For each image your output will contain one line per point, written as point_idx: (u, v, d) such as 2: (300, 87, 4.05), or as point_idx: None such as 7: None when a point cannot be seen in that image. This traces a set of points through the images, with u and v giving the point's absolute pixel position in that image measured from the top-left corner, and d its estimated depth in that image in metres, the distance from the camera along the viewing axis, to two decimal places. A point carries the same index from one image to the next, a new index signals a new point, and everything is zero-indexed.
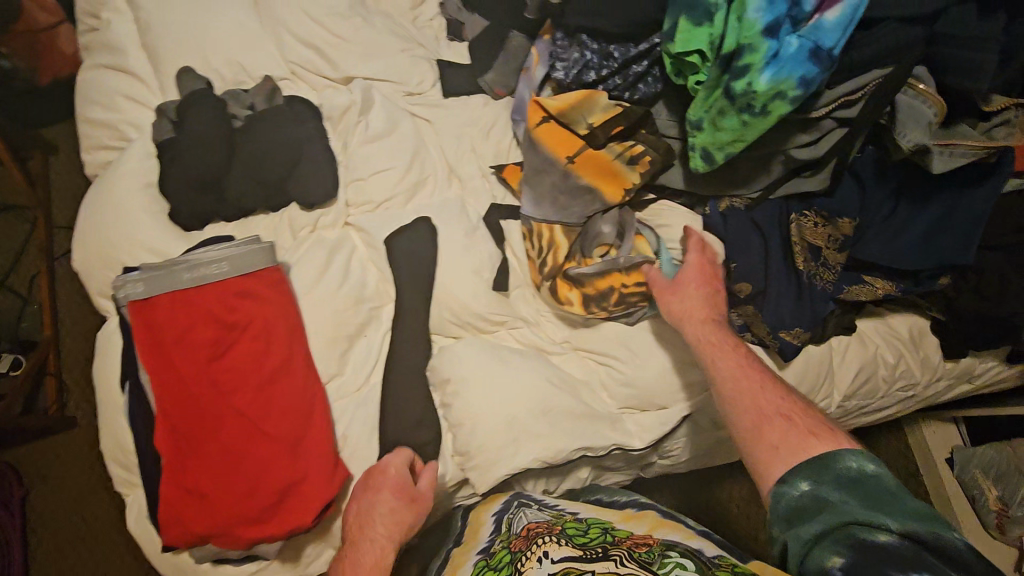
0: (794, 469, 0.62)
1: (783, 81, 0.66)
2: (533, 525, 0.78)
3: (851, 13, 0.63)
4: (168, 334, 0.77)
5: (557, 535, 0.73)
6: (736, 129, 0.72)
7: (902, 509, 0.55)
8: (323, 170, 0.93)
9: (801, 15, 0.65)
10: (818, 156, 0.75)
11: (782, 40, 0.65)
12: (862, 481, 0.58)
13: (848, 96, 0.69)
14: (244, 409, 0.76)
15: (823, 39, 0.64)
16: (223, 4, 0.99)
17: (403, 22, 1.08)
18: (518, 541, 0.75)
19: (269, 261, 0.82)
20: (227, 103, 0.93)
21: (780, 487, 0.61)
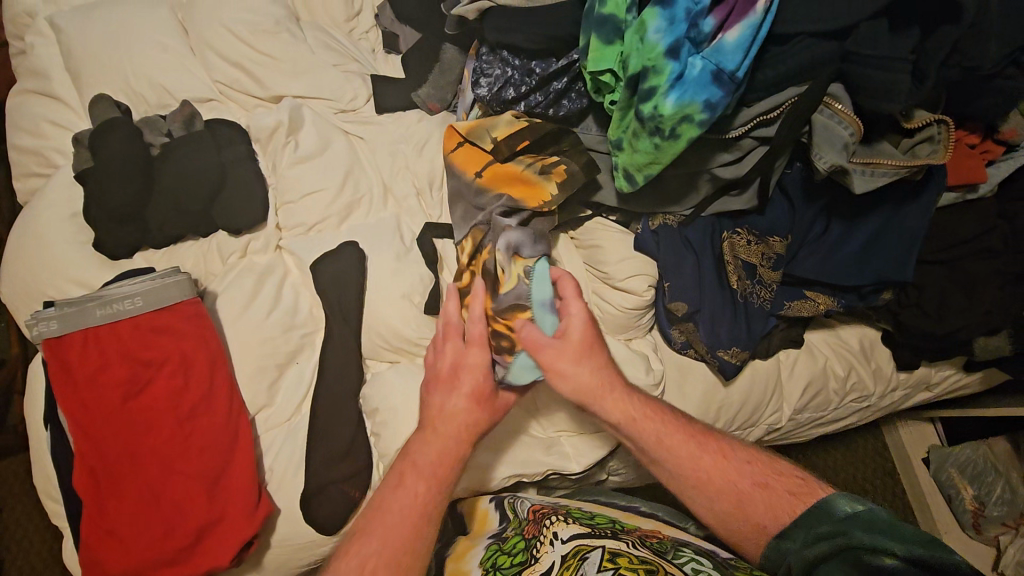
0: (795, 521, 0.64)
1: (688, 105, 0.61)
2: (539, 508, 0.79)
3: (753, 33, 0.59)
4: (82, 377, 0.77)
5: (565, 516, 0.75)
6: (650, 154, 0.67)
7: (899, 533, 0.56)
8: (247, 196, 0.92)
9: (702, 35, 0.60)
10: (740, 175, 0.73)
11: (685, 62, 0.60)
12: (860, 520, 0.60)
13: (764, 116, 0.66)
14: (160, 449, 0.76)
15: (726, 62, 0.59)
16: (147, 27, 0.98)
17: (336, 34, 1.05)
18: (529, 526, 0.76)
19: (187, 294, 0.81)
20: (142, 131, 0.91)
21: (781, 541, 0.64)
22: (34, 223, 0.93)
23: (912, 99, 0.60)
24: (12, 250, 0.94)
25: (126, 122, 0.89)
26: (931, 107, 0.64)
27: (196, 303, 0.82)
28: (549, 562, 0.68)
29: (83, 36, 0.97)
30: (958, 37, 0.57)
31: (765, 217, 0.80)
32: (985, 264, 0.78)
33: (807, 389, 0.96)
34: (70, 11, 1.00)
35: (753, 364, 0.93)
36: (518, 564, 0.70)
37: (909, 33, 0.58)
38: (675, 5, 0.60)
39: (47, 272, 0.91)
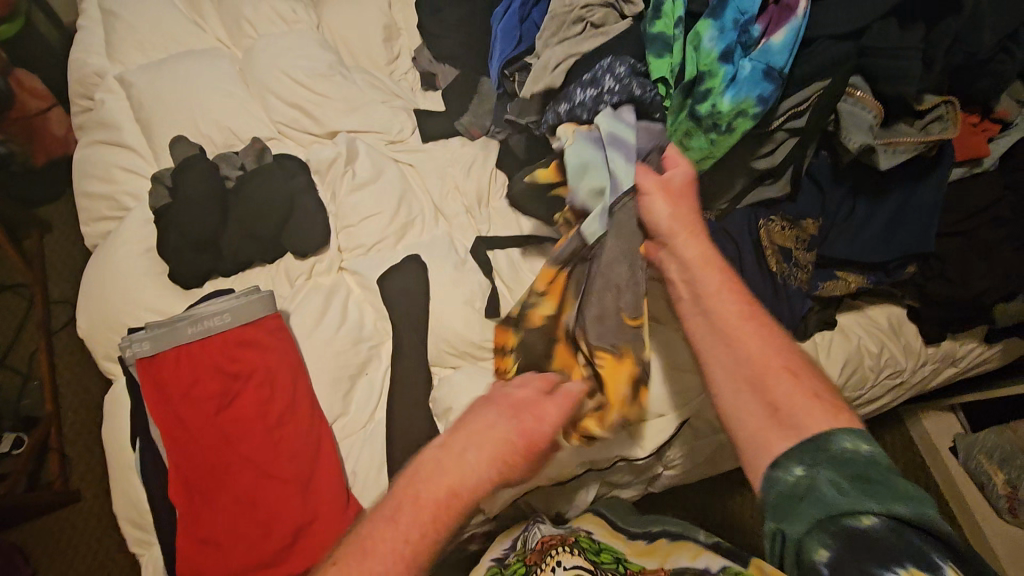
0: (792, 450, 0.53)
1: (743, 100, 0.70)
2: (546, 538, 0.81)
3: (793, 36, 0.71)
4: (175, 392, 0.81)
5: (569, 545, 0.78)
6: (704, 148, 0.75)
7: (890, 490, 0.49)
8: (313, 220, 0.98)
9: (751, 40, 0.72)
10: (775, 165, 0.82)
11: (737, 65, 0.71)
12: (858, 465, 0.50)
13: (795, 108, 0.75)
14: (252, 454, 0.79)
15: (774, 60, 0.70)
16: (211, 78, 1.08)
17: (380, 76, 1.16)
18: (532, 554, 0.79)
19: (269, 309, 0.87)
20: (217, 166, 0.99)
21: (773, 473, 0.53)
22: (108, 260, 0.99)
23: (925, 82, 0.70)
24: (86, 287, 0.99)
25: (203, 159, 0.97)
26: (935, 91, 0.74)
27: (276, 317, 0.87)
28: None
29: (153, 88, 1.06)
30: (958, 26, 0.68)
31: (796, 205, 0.88)
32: (997, 231, 0.86)
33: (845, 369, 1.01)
34: (138, 69, 1.09)
35: None
36: None
37: (914, 28, 0.70)
38: (723, 18, 0.71)
39: (123, 304, 0.96)
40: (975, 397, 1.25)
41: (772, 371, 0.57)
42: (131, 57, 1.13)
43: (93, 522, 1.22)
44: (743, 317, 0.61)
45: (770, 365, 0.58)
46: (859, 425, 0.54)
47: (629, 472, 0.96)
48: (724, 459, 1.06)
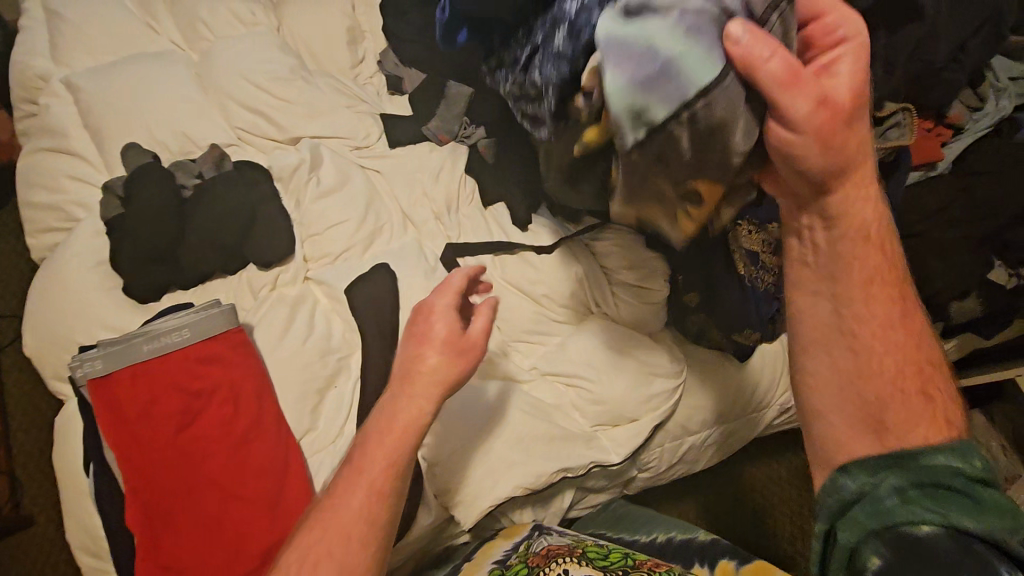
0: (862, 458, 0.56)
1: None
2: (554, 546, 0.80)
3: None
4: (132, 413, 0.77)
5: (578, 556, 0.76)
6: None
7: (971, 504, 0.49)
8: (277, 229, 0.95)
9: None
10: None
11: None
12: (948, 481, 0.51)
13: None
14: (215, 474, 0.76)
15: None
16: (166, 82, 1.03)
17: (345, 80, 1.13)
18: (535, 558, 0.78)
19: (231, 323, 0.83)
20: (174, 174, 0.95)
21: (867, 488, 0.54)
22: (56, 274, 0.94)
23: (885, 88, 0.72)
24: (34, 303, 0.94)
25: (158, 167, 0.94)
26: (894, 97, 0.76)
27: (239, 331, 0.84)
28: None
29: (103, 92, 1.01)
30: (919, 34, 0.69)
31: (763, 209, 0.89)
32: (954, 232, 0.89)
33: None
34: (85, 72, 1.04)
35: (761, 348, 1.00)
36: None
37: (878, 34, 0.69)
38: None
39: (73, 320, 0.91)
40: None
41: (881, 391, 0.57)
42: (77, 59, 1.07)
43: (49, 548, 1.16)
44: (878, 283, 0.60)
45: (885, 387, 0.57)
46: (963, 441, 0.54)
47: (603, 477, 0.97)
48: (699, 461, 1.07)
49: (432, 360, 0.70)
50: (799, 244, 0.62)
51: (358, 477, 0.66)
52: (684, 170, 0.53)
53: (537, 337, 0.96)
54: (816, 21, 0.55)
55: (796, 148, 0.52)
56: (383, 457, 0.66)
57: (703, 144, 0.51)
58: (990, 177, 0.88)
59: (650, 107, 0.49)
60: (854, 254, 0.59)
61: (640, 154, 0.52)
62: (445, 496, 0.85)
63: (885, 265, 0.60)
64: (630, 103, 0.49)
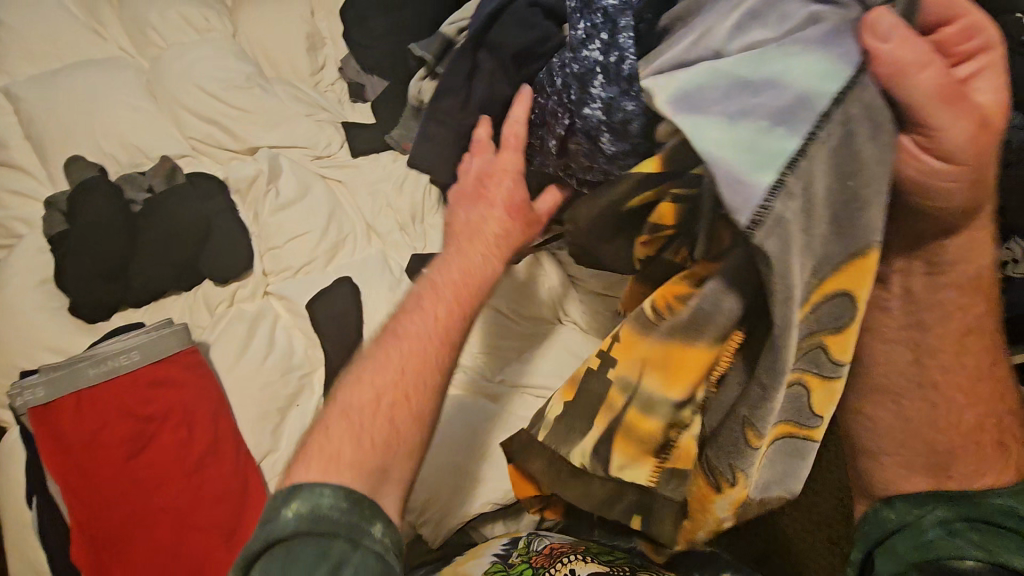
0: (908, 493, 0.52)
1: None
2: (556, 543, 0.71)
3: None
4: (77, 442, 0.73)
5: (582, 553, 0.69)
6: None
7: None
8: (234, 242, 0.91)
9: None
10: None
11: None
12: (1009, 525, 0.47)
13: None
14: (169, 503, 0.73)
15: None
16: (115, 92, 0.99)
17: (305, 88, 1.10)
18: (540, 557, 0.69)
19: (185, 343, 0.80)
20: (122, 188, 0.91)
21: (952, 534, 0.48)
22: None
23: None
24: None
25: (105, 180, 0.90)
26: None
27: (195, 352, 0.81)
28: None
29: (45, 101, 0.97)
30: None
31: None
32: None
33: None
34: (27, 80, 0.99)
35: None
36: None
37: None
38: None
39: (15, 343, 0.86)
40: None
41: (957, 444, 0.50)
42: (21, 68, 1.03)
43: None
44: (975, 336, 0.48)
45: (959, 440, 0.49)
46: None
47: None
48: None
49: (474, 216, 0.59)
50: (880, 291, 0.48)
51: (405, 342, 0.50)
52: (833, 251, 0.40)
53: (506, 351, 0.94)
54: (949, 24, 0.40)
55: (945, 190, 0.39)
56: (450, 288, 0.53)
57: (838, 218, 0.39)
58: None
59: (760, 149, 0.38)
60: (958, 303, 0.47)
61: (779, 226, 0.38)
62: (414, 515, 0.83)
63: (983, 306, 0.47)
64: (745, 167, 0.38)
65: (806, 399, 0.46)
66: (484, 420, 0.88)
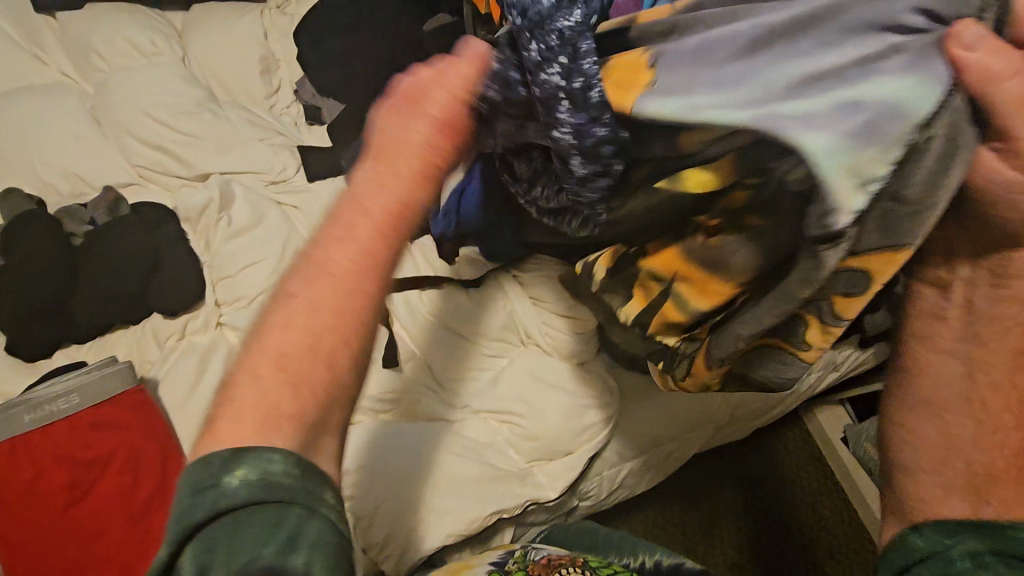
0: (941, 520, 0.46)
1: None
2: (553, 555, 0.74)
3: None
4: (11, 492, 0.69)
5: (580, 566, 0.71)
6: None
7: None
8: (183, 273, 0.88)
9: None
10: None
11: None
12: None
13: None
14: (110, 554, 0.68)
15: None
16: (57, 120, 0.96)
17: (259, 111, 1.08)
18: (537, 566, 0.71)
19: (130, 382, 0.77)
20: (62, 222, 0.87)
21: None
22: None
23: None
24: None
25: (43, 215, 0.86)
26: None
27: (139, 391, 0.77)
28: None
29: None
30: None
31: None
32: None
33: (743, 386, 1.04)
34: None
35: None
36: None
37: None
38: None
39: None
40: None
41: (1000, 464, 0.46)
42: None
43: None
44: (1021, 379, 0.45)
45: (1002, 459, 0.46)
46: None
47: (544, 511, 0.95)
48: (641, 482, 1.06)
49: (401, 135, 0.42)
50: (939, 300, 0.46)
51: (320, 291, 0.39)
52: (868, 238, 0.39)
53: (469, 374, 0.92)
54: None
55: (1019, 204, 0.37)
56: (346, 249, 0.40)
57: (876, 217, 0.38)
58: None
59: (863, 165, 0.34)
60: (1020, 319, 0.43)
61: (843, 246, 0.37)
62: (376, 551, 0.82)
63: None
64: (838, 190, 0.34)
65: (801, 329, 0.46)
66: (448, 451, 0.86)
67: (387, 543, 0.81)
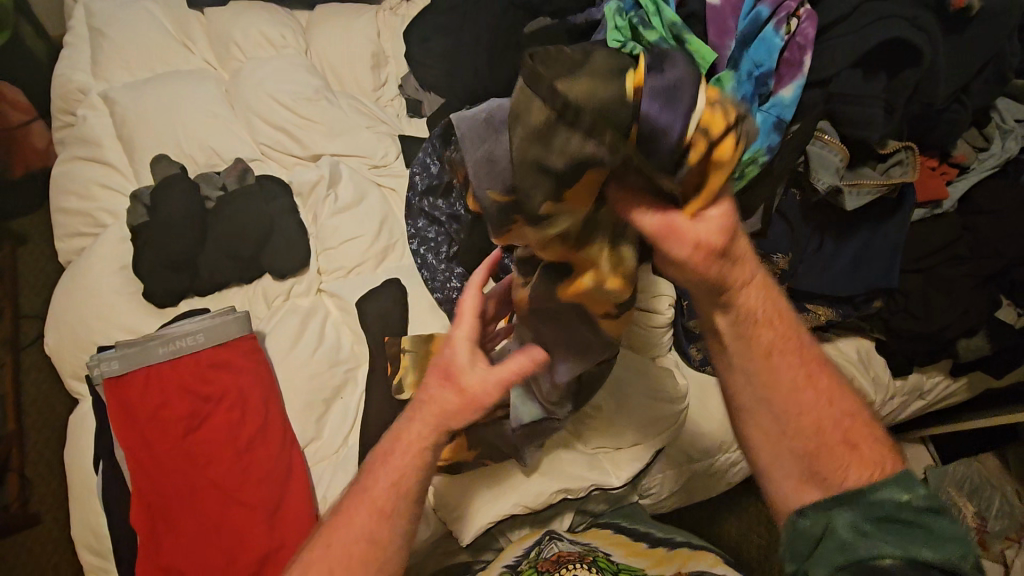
0: (818, 495, 0.53)
1: (757, 151, 0.73)
2: (563, 553, 0.81)
3: (801, 90, 0.74)
4: (142, 414, 0.79)
5: (587, 563, 0.78)
6: None
7: (928, 535, 0.48)
8: (293, 242, 0.98)
9: (765, 93, 0.74)
10: (814, 182, 0.77)
11: (751, 114, 0.73)
12: (901, 516, 0.50)
13: (822, 150, 0.76)
14: (219, 480, 0.77)
15: (783, 114, 0.74)
16: (199, 98, 1.09)
17: (367, 101, 1.18)
18: (546, 564, 0.79)
19: (244, 330, 0.86)
20: (199, 185, 0.99)
21: (795, 520, 0.53)
22: (82, 276, 0.97)
23: (886, 128, 0.74)
24: (58, 304, 0.97)
25: (184, 178, 0.98)
26: (896, 136, 0.79)
27: (251, 339, 0.86)
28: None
29: (136, 106, 1.07)
30: (917, 78, 0.72)
31: (768, 239, 0.89)
32: (957, 268, 0.90)
33: None
34: (122, 87, 1.10)
35: None
36: None
37: (878, 77, 0.73)
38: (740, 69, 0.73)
39: (93, 320, 0.94)
40: (940, 429, 1.29)
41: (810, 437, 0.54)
42: (116, 74, 1.14)
43: (64, 537, 1.23)
44: (780, 353, 0.54)
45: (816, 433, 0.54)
46: (900, 471, 0.53)
47: (606, 500, 0.96)
48: (702, 487, 1.05)
49: (480, 378, 0.60)
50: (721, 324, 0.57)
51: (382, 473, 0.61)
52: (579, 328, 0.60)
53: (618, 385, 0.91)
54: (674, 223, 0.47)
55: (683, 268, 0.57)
56: (397, 454, 0.61)
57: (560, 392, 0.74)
58: (995, 216, 0.89)
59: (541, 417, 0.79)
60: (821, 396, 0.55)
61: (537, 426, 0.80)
62: (446, 510, 0.84)
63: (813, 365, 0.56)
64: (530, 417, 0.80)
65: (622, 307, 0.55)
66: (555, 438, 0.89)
67: (456, 508, 0.84)
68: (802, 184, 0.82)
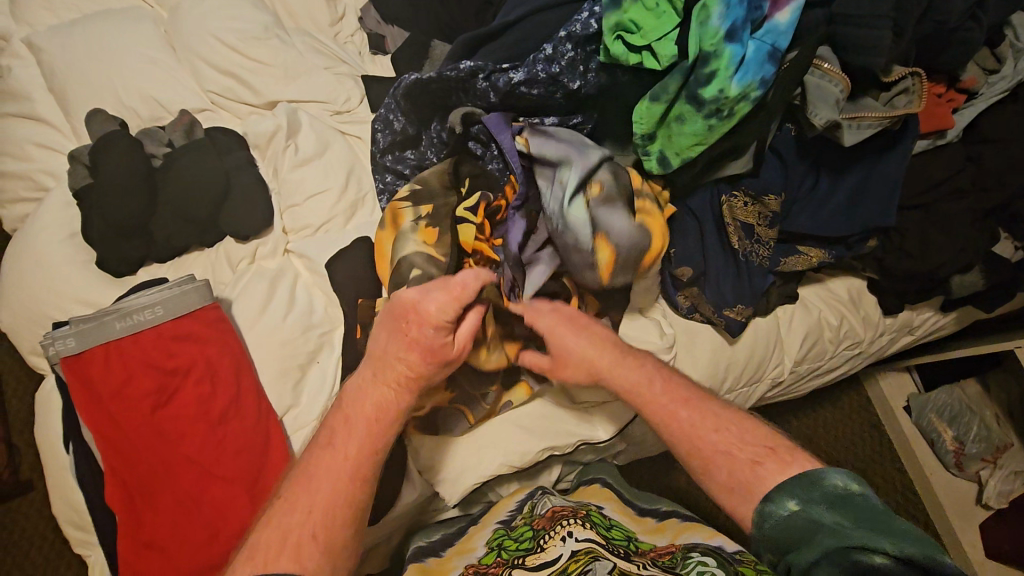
0: (781, 486, 0.58)
1: (748, 84, 0.67)
2: (558, 508, 0.81)
3: (796, 13, 0.67)
4: (106, 394, 0.76)
5: (582, 519, 0.76)
6: (698, 133, 0.71)
7: (891, 526, 0.52)
8: (253, 200, 0.90)
9: (760, 17, 0.66)
10: (810, 116, 0.70)
11: (743, 43, 0.65)
12: (853, 501, 0.54)
13: (822, 80, 0.70)
14: (195, 456, 0.75)
15: (779, 40, 0.66)
16: (135, 40, 0.98)
17: (324, 38, 1.07)
18: (541, 520, 0.79)
19: (206, 299, 0.81)
20: (143, 142, 0.91)
21: (766, 505, 0.58)
22: (27, 246, 0.91)
23: (893, 51, 0.68)
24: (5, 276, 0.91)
25: (124, 135, 0.89)
26: (903, 61, 0.72)
27: (215, 308, 0.82)
28: (557, 556, 0.70)
29: (64, 51, 0.96)
30: None
31: (760, 178, 0.83)
32: (957, 202, 0.86)
33: (806, 341, 0.99)
34: (45, 30, 0.98)
35: (754, 322, 0.95)
36: (524, 548, 0.74)
37: None
38: None
39: (45, 294, 0.88)
40: (927, 359, 1.28)
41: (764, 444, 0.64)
42: (38, 16, 1.02)
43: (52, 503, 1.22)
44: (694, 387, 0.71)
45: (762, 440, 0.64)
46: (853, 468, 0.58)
47: (592, 452, 0.95)
48: None
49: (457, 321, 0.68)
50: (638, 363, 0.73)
51: (361, 405, 0.66)
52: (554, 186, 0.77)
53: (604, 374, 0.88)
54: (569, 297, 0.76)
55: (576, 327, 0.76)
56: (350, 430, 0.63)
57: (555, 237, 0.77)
58: (1001, 146, 0.84)
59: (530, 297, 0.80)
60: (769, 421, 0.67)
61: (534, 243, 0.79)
62: (430, 472, 0.82)
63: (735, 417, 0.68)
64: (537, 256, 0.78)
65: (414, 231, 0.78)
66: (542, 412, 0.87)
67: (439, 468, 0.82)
68: (799, 119, 0.75)
